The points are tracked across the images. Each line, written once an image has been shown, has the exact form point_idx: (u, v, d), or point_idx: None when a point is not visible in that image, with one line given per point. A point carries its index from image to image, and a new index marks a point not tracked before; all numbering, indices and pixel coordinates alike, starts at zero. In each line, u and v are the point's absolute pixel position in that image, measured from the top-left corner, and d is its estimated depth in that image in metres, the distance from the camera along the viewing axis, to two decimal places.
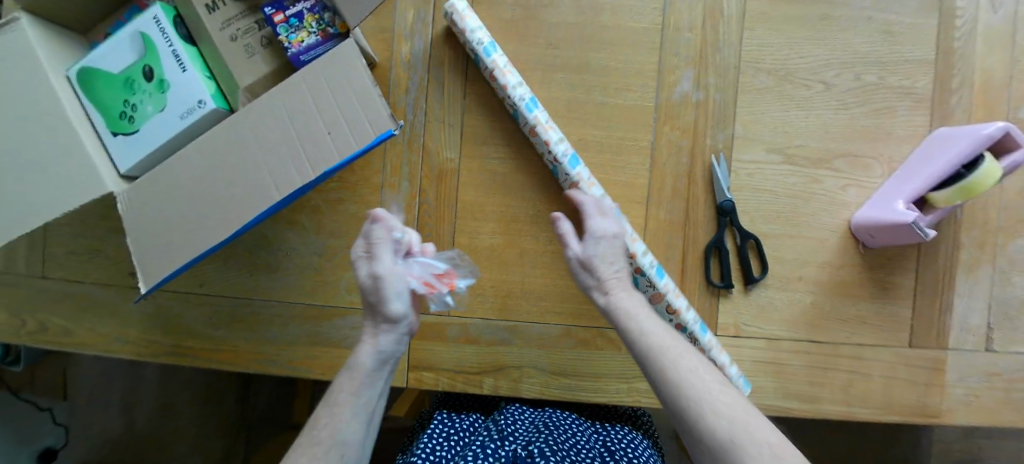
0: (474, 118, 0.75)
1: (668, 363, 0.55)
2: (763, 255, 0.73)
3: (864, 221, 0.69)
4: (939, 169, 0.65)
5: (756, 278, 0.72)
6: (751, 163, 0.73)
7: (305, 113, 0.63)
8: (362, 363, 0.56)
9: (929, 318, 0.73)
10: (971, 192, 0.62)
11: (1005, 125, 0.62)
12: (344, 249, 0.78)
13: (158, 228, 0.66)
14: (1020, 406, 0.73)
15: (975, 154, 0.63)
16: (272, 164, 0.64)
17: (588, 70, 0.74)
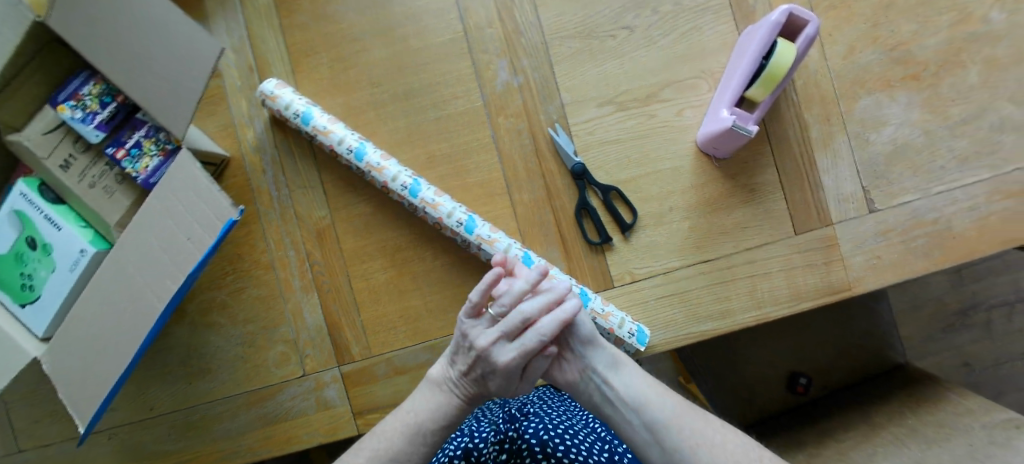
0: (330, 173, 0.80)
1: (617, 394, 0.62)
2: (628, 200, 0.76)
3: (704, 138, 0.73)
4: (746, 67, 0.68)
5: (628, 224, 0.75)
6: (587, 122, 0.76)
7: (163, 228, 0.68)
8: (426, 398, 0.64)
9: (805, 202, 0.74)
10: (773, 79, 0.65)
11: (789, 7, 0.64)
12: (260, 331, 0.81)
13: (71, 373, 0.70)
14: (925, 251, 0.73)
15: (769, 44, 0.66)
16: (149, 281, 0.69)
17: (413, 94, 0.78)
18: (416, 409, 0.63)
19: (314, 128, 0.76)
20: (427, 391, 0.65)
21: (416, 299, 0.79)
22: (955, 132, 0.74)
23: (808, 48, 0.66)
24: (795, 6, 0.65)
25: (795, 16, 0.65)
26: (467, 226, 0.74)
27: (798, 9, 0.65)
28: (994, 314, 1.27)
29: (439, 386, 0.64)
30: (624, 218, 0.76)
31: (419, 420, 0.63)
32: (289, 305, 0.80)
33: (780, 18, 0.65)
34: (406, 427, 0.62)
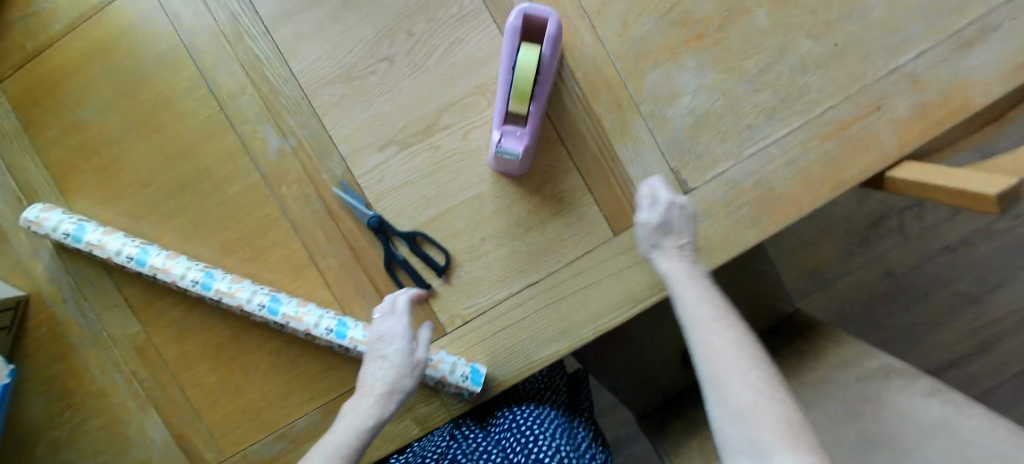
0: (130, 286, 0.74)
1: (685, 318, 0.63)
2: (435, 241, 0.71)
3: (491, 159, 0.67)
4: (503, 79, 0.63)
5: (441, 266, 0.70)
6: (373, 170, 0.70)
7: None
8: (345, 429, 0.64)
9: (616, 198, 0.69)
10: (522, 87, 0.59)
11: (525, 10, 0.60)
12: (112, 457, 0.78)
13: None
14: (753, 218, 0.67)
15: (515, 50, 0.61)
16: None
17: (188, 184, 0.72)
18: (335, 442, 0.64)
19: (89, 244, 0.70)
20: (350, 417, 0.65)
21: (254, 392, 0.75)
22: (756, 85, 0.68)
23: (558, 47, 0.61)
24: (533, 8, 0.61)
25: (535, 17, 0.61)
26: (270, 307, 0.69)
27: (535, 9, 0.61)
28: (908, 217, 1.15)
29: (369, 398, 0.65)
30: (437, 260, 0.71)
31: (340, 452, 0.63)
32: (133, 426, 0.77)
33: (517, 22, 0.60)
34: (327, 460, 0.62)
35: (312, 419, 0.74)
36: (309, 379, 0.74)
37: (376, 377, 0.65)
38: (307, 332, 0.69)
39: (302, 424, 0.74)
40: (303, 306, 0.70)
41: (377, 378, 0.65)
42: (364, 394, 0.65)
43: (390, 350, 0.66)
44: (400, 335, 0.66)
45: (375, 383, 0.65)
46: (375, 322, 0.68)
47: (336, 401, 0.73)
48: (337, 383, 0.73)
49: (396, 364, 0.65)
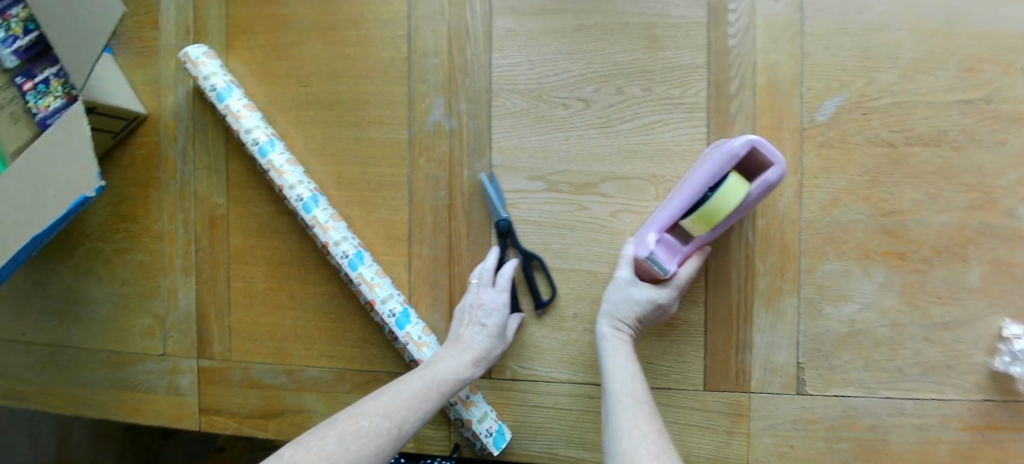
0: (238, 163, 0.73)
1: None
2: (550, 274, 0.66)
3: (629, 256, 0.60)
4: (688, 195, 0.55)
5: (543, 301, 0.65)
6: (512, 193, 0.66)
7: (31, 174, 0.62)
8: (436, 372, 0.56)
9: (725, 357, 0.64)
10: (712, 218, 0.53)
11: (753, 141, 0.53)
12: (135, 296, 0.77)
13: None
14: (845, 457, 0.62)
15: (720, 174, 0.54)
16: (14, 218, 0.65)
17: (339, 106, 0.70)
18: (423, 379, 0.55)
19: (227, 109, 0.68)
20: (443, 363, 0.57)
21: (287, 319, 0.73)
22: (928, 334, 0.61)
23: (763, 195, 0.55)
24: (763, 142, 0.53)
25: (761, 153, 0.53)
26: (353, 264, 0.65)
27: (765, 146, 0.53)
28: None
29: (466, 354, 0.59)
30: (541, 293, 0.67)
31: (436, 389, 0.55)
32: (167, 281, 0.76)
33: (740, 151, 0.53)
34: (426, 392, 0.54)
35: (325, 375, 0.72)
36: (346, 339, 0.72)
37: (472, 338, 0.60)
38: (371, 303, 0.65)
39: (314, 374, 0.72)
40: (383, 279, 0.66)
41: (475, 340, 0.60)
42: (457, 350, 0.59)
43: (490, 319, 0.61)
44: (505, 308, 0.61)
45: (472, 345, 0.60)
46: (472, 287, 0.63)
47: (354, 374, 0.71)
48: (364, 358, 0.71)
49: (495, 335, 0.61)
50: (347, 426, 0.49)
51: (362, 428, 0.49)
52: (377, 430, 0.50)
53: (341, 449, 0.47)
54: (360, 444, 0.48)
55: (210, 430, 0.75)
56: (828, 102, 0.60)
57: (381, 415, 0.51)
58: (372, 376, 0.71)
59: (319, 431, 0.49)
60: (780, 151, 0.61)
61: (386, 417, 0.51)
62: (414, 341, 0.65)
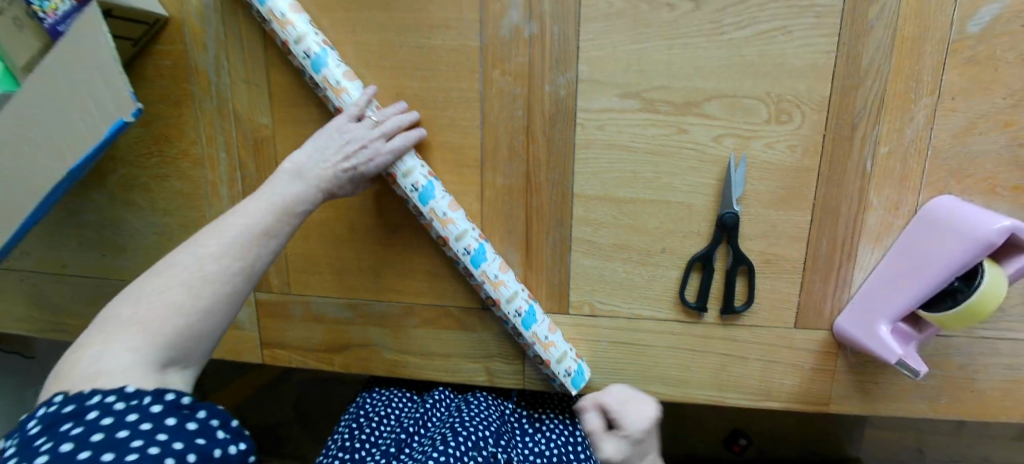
0: (281, 76, 0.65)
1: None
2: (754, 283, 0.60)
3: (859, 339, 0.57)
4: (929, 283, 0.52)
5: (738, 309, 0.60)
6: (600, 113, 0.59)
7: (73, 90, 0.56)
8: (273, 196, 0.53)
9: (823, 296, 0.60)
10: (978, 314, 0.50)
11: (1013, 225, 0.48)
12: (180, 227, 0.73)
13: None
14: (931, 393, 0.60)
15: (974, 265, 0.50)
16: (48, 143, 0.57)
17: (397, 6, 0.60)
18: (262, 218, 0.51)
19: (271, 14, 0.58)
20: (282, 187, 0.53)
21: (347, 252, 0.68)
22: None
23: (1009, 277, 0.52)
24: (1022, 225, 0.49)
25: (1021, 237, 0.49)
26: (422, 196, 0.59)
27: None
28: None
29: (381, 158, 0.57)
30: (736, 300, 0.61)
31: (282, 203, 0.53)
32: (213, 210, 0.71)
33: (999, 240, 0.48)
34: (280, 218, 0.52)
35: (393, 309, 0.69)
36: (412, 273, 0.68)
37: (326, 163, 0.55)
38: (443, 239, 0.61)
39: (380, 309, 0.69)
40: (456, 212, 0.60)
41: (321, 173, 0.55)
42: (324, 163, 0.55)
43: (349, 158, 0.56)
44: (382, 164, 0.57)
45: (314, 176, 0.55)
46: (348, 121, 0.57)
47: (422, 308, 0.69)
48: (433, 293, 0.68)
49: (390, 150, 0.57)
50: (235, 227, 0.49)
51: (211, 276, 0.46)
52: (286, 205, 0.53)
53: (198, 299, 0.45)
54: (249, 249, 0.49)
55: (275, 362, 0.74)
56: (984, 8, 0.51)
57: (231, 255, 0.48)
58: (442, 310, 0.68)
59: (175, 267, 0.46)
60: (919, 66, 0.53)
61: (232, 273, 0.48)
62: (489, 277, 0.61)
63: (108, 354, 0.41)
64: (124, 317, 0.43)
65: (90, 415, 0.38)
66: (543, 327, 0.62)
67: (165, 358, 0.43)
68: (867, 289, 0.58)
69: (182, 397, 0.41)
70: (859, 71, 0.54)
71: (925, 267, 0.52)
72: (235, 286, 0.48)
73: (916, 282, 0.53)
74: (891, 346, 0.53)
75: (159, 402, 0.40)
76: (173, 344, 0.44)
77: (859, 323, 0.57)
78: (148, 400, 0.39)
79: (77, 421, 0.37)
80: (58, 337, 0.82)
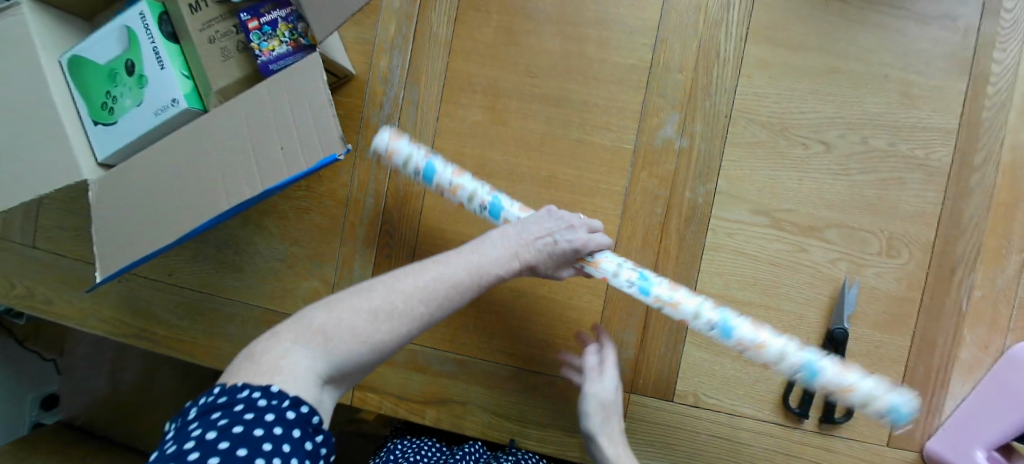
0: (445, 144, 0.73)
1: None
2: None
3: (953, 462, 0.61)
4: (1023, 416, 0.58)
5: (837, 420, 0.65)
6: (732, 222, 0.67)
7: (284, 123, 0.62)
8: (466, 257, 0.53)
9: (915, 418, 0.65)
10: None
11: None
12: (304, 258, 0.77)
13: (167, 201, 0.66)
14: None
15: None
16: (247, 166, 0.63)
17: (566, 104, 0.70)
18: (453, 271, 0.51)
19: (439, 186, 0.62)
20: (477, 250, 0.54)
21: (469, 307, 0.73)
22: None
23: None
24: None
25: None
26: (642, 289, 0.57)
27: None
28: None
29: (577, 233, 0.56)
30: (835, 411, 0.66)
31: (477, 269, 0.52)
32: (343, 249, 0.76)
33: None
34: (469, 278, 0.52)
35: (498, 371, 0.72)
36: (527, 339, 0.72)
37: (529, 238, 0.55)
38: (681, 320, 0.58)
39: (486, 368, 0.72)
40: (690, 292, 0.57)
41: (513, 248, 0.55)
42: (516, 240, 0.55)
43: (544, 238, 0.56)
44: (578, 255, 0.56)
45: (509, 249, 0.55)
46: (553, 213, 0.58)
47: (529, 374, 0.72)
48: (542, 361, 0.72)
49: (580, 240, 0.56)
50: (432, 275, 0.51)
51: (393, 309, 0.47)
52: (484, 267, 0.53)
53: (373, 328, 0.47)
54: (437, 298, 0.50)
55: (363, 406, 0.74)
56: None
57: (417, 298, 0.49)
58: (549, 380, 0.72)
59: (362, 296, 0.48)
60: (1009, 229, 0.63)
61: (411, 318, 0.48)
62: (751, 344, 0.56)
63: (289, 352, 0.44)
64: (304, 323, 0.46)
65: (238, 407, 0.39)
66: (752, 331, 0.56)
67: (336, 373, 0.45)
68: (957, 417, 0.63)
69: (314, 416, 0.42)
70: (960, 223, 0.63)
71: (1018, 402, 0.59)
72: (413, 330, 0.49)
73: (1009, 416, 0.59)
74: None
75: (296, 411, 0.41)
76: (346, 362, 0.46)
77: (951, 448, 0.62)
78: (287, 405, 0.40)
79: (226, 410, 0.39)
80: (142, 345, 0.82)
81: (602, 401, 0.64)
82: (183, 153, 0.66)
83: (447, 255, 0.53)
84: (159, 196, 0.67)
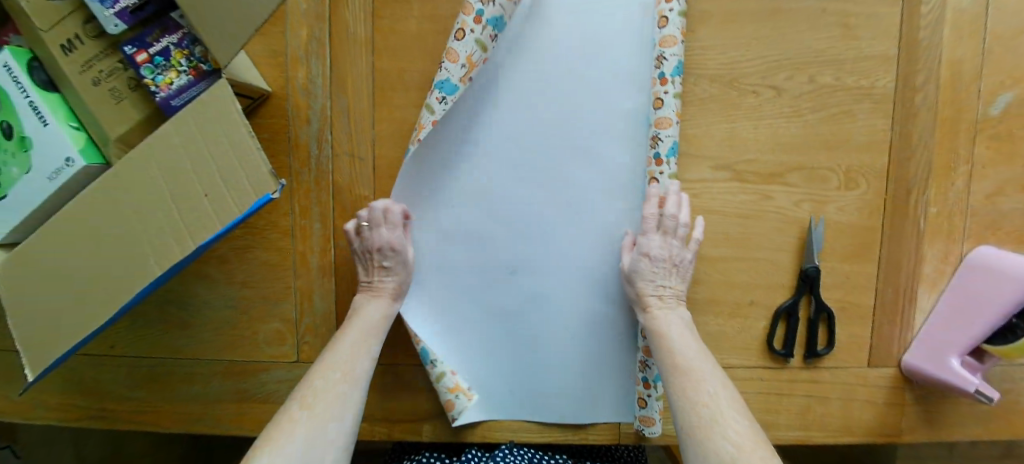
0: (387, 152, 0.67)
1: (706, 425, 0.53)
2: (834, 329, 0.68)
3: (930, 372, 0.65)
4: (990, 321, 0.61)
5: (820, 353, 0.67)
6: (697, 182, 0.66)
7: (199, 168, 0.55)
8: (364, 324, 0.61)
9: (890, 336, 0.68)
10: None
11: None
12: (259, 299, 0.71)
13: (80, 276, 0.57)
14: (982, 417, 0.69)
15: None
16: (168, 222, 0.56)
17: None
18: (366, 339, 0.60)
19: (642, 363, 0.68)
20: (366, 312, 0.62)
21: None
22: None
23: None
24: None
25: None
26: (673, 151, 0.62)
27: None
28: None
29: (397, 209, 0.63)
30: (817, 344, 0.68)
31: (371, 330, 0.61)
32: (299, 282, 0.70)
33: None
34: (370, 340, 0.60)
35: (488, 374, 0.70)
36: None
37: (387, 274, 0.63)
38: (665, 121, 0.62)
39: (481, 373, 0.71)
40: (569, 134, 0.65)
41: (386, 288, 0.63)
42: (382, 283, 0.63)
43: (394, 268, 0.63)
44: (645, 275, 0.62)
45: (383, 290, 0.63)
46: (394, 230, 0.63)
47: None
48: None
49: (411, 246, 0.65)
50: (348, 351, 0.58)
51: (336, 389, 0.55)
52: (379, 323, 0.62)
53: (330, 412, 0.54)
54: (362, 364, 0.58)
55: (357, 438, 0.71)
56: (999, 98, 0.64)
57: (348, 372, 0.57)
58: None
59: (308, 385, 0.55)
60: (956, 143, 0.64)
61: (350, 383, 0.57)
62: (668, 43, 0.61)
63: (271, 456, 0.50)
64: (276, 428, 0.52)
65: None
66: (455, 69, 0.59)
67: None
68: (929, 331, 0.67)
69: None
70: (910, 144, 0.64)
71: (985, 308, 0.62)
72: (347, 397, 0.56)
73: (977, 323, 0.63)
74: (966, 377, 0.62)
75: None
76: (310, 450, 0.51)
77: (927, 359, 0.66)
78: None
79: None
80: (98, 426, 0.75)
81: (641, 274, 0.62)
82: (70, 225, 0.56)
83: (348, 332, 0.60)
84: (70, 274, 0.57)
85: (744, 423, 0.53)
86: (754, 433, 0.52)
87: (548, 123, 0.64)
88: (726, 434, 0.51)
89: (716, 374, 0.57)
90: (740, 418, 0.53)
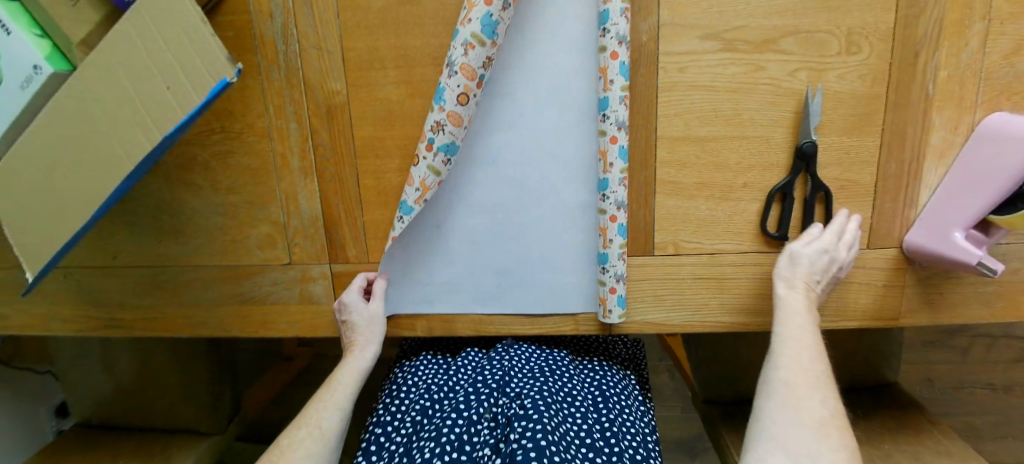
0: (355, 44, 0.65)
1: (780, 411, 0.54)
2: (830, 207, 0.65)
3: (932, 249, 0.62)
4: (999, 188, 0.57)
5: None
6: (683, 54, 0.61)
7: (158, 61, 0.54)
8: (342, 373, 0.68)
9: (892, 214, 0.65)
10: None
11: None
12: (245, 204, 0.71)
13: (62, 178, 0.59)
14: (990, 297, 0.66)
15: None
16: (134, 119, 0.56)
17: None
18: (343, 385, 0.67)
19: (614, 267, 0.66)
20: (347, 365, 0.69)
21: None
22: None
23: None
24: None
25: None
26: (606, 16, 0.58)
27: None
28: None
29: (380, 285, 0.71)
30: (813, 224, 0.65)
31: (347, 378, 0.67)
32: (282, 185, 0.70)
33: None
34: (348, 384, 0.67)
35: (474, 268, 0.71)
36: None
37: (353, 333, 0.70)
38: None
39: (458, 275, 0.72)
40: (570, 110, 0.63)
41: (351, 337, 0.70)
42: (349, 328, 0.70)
43: (352, 315, 0.70)
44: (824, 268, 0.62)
45: (352, 341, 0.70)
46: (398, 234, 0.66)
47: None
48: None
49: (380, 295, 0.71)
50: (331, 396, 0.65)
51: (319, 424, 0.62)
52: (356, 369, 0.68)
53: (313, 445, 0.61)
54: (340, 406, 0.65)
55: None
56: None
57: (326, 411, 0.64)
58: None
59: (297, 424, 0.63)
60: None
61: (328, 417, 0.63)
62: None
63: None
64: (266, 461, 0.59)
65: None
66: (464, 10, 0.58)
67: None
68: (934, 207, 0.63)
69: None
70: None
71: (994, 176, 0.58)
72: (331, 436, 0.62)
73: (984, 193, 0.58)
74: (967, 249, 0.59)
75: None
76: None
77: (930, 236, 0.63)
78: None
79: None
80: (113, 333, 0.79)
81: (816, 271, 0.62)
82: (50, 128, 0.57)
83: (336, 381, 0.67)
84: (54, 176, 0.59)
85: (827, 413, 0.53)
86: (837, 427, 0.52)
87: (561, 87, 0.63)
88: (800, 421, 0.52)
89: (822, 367, 0.57)
90: (823, 409, 0.53)
